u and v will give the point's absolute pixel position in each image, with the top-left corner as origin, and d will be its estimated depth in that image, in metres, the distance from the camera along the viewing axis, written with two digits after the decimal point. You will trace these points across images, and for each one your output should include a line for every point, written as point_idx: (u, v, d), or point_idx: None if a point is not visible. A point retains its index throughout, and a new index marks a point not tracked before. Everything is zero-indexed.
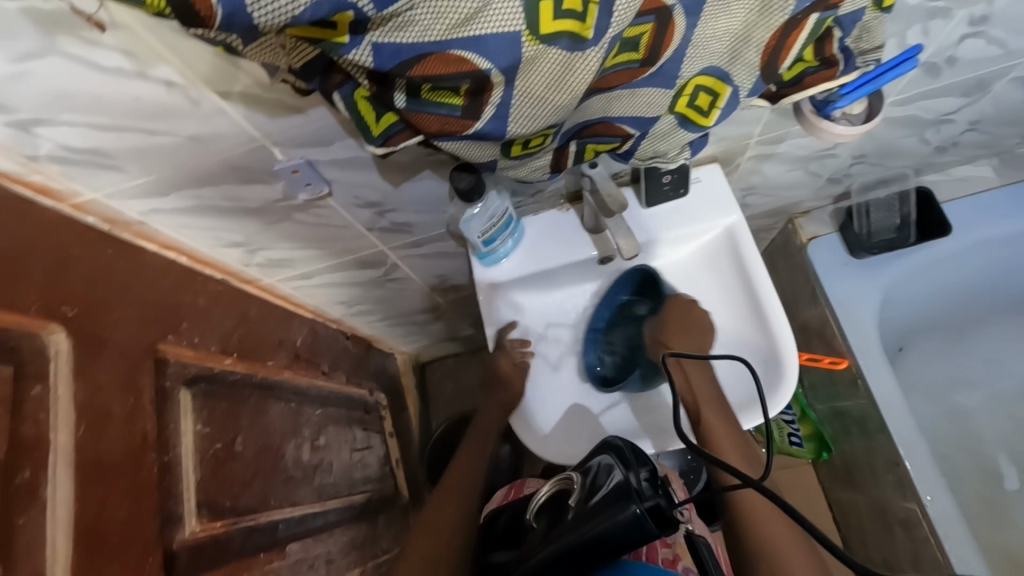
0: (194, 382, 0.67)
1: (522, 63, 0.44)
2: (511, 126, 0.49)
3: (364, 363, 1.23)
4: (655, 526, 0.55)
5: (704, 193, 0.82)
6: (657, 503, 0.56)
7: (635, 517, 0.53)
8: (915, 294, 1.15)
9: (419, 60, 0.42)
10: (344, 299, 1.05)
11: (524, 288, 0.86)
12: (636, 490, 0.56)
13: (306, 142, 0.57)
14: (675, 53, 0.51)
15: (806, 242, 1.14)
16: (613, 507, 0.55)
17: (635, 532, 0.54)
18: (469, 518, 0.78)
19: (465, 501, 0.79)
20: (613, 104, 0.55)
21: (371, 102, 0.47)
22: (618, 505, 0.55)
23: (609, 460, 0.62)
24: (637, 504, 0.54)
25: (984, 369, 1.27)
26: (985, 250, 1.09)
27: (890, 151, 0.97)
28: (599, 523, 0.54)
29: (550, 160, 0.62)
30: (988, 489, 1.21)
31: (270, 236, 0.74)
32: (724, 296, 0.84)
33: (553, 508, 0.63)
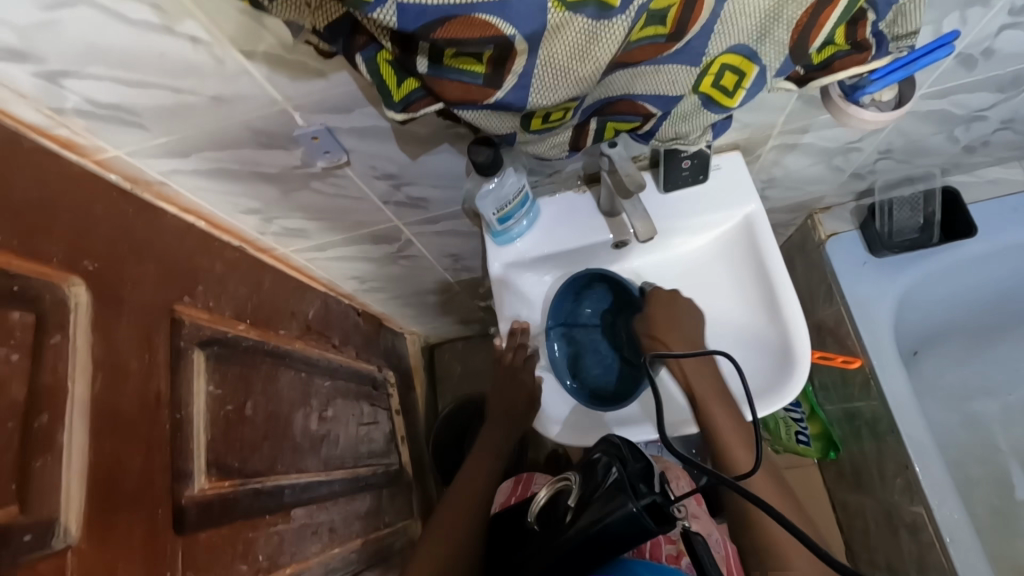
0: (208, 345, 0.68)
1: (547, 31, 0.44)
2: (533, 97, 0.49)
3: (374, 340, 1.24)
4: (655, 522, 0.55)
5: (724, 181, 0.81)
6: (652, 498, 0.55)
7: (632, 515, 0.54)
8: (935, 297, 1.12)
9: (442, 23, 0.41)
10: (357, 274, 1.05)
11: (537, 270, 0.86)
12: (630, 486, 0.56)
13: (327, 108, 0.57)
14: (702, 28, 0.49)
15: (825, 239, 1.12)
16: (609, 507, 0.55)
17: (632, 527, 0.55)
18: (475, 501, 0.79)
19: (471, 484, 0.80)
20: (637, 80, 0.54)
21: (393, 67, 0.47)
22: (614, 504, 0.55)
23: (606, 458, 0.61)
24: (631, 501, 0.54)
25: (1002, 378, 1.25)
26: (1011, 255, 1.07)
27: (918, 147, 0.95)
28: (597, 523, 0.55)
29: (570, 138, 0.61)
30: (999, 498, 1.19)
31: (287, 204, 0.75)
32: (736, 287, 0.83)
33: (551, 509, 0.65)
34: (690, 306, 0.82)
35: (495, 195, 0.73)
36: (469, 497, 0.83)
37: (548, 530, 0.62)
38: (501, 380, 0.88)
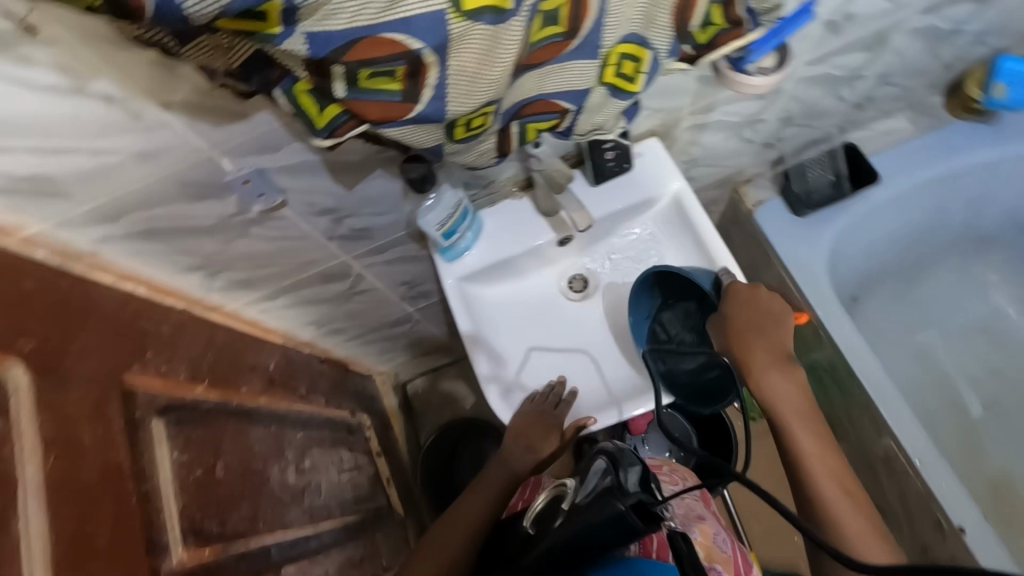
0: (166, 411, 0.66)
1: (451, 41, 0.47)
2: (451, 106, 0.52)
3: (342, 385, 1.22)
4: (641, 521, 0.52)
5: (648, 166, 0.86)
6: (641, 497, 0.52)
7: (617, 515, 0.51)
8: (862, 244, 1.21)
9: (351, 45, 0.44)
10: (315, 319, 1.04)
11: (490, 279, 0.88)
12: (618, 485, 0.53)
13: (255, 149, 0.58)
14: (594, 23, 0.54)
15: (753, 209, 1.20)
16: (597, 507, 0.53)
17: (619, 527, 0.52)
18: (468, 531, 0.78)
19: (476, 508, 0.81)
20: (546, 80, 0.58)
21: (312, 96, 0.48)
22: (601, 504, 0.52)
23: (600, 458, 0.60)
24: (619, 500, 0.51)
25: (938, 309, 1.35)
26: (916, 195, 1.17)
27: (814, 111, 1.04)
28: (583, 523, 0.53)
29: (495, 144, 0.64)
30: (956, 419, 1.28)
31: (229, 255, 0.74)
32: (682, 262, 0.87)
33: (548, 512, 0.64)
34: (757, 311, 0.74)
35: (437, 210, 0.75)
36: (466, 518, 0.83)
37: (540, 531, 0.62)
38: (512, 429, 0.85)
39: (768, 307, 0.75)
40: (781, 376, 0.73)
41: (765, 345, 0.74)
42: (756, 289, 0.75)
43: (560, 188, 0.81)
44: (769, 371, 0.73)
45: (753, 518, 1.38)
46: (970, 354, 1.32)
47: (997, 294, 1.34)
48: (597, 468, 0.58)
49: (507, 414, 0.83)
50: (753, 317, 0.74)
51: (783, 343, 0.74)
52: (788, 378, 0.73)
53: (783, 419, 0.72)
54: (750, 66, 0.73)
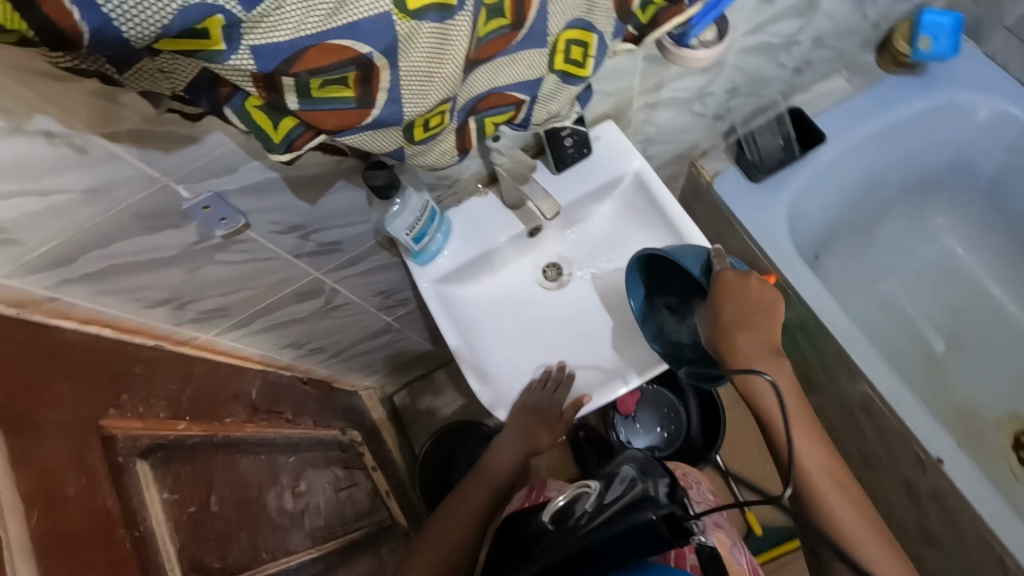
0: (150, 453, 0.64)
1: (399, 42, 0.47)
2: (407, 108, 0.51)
3: (327, 404, 1.20)
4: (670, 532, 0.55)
5: (607, 149, 0.88)
6: (671, 510, 0.56)
7: (649, 523, 0.53)
8: (818, 203, 1.26)
9: (299, 55, 0.44)
10: (293, 341, 1.03)
11: (465, 278, 0.88)
12: (650, 498, 0.56)
13: (211, 173, 0.57)
14: (538, 12, 0.54)
15: (711, 180, 1.23)
16: (628, 510, 0.55)
17: (647, 537, 0.54)
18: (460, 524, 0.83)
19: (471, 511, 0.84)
20: (497, 73, 0.59)
21: (265, 111, 0.48)
22: (632, 515, 0.54)
23: (630, 477, 0.64)
24: (652, 510, 0.54)
25: (895, 255, 1.41)
26: (862, 151, 1.23)
27: (757, 80, 1.08)
28: (614, 526, 0.54)
29: (455, 142, 0.64)
30: (923, 358, 1.35)
31: (196, 285, 0.72)
32: (652, 238, 0.89)
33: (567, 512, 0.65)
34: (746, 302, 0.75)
35: (404, 214, 0.75)
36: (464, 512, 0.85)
37: (559, 527, 0.63)
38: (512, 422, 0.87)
39: (760, 300, 0.76)
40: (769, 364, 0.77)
41: (751, 336, 0.76)
42: (747, 278, 0.75)
43: (525, 180, 0.81)
44: (756, 362, 0.76)
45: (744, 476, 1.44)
46: (928, 295, 1.39)
47: (947, 236, 1.41)
48: (627, 482, 0.62)
49: (498, 407, 0.84)
50: (746, 309, 0.76)
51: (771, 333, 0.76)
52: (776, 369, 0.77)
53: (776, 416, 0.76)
54: (693, 40, 0.76)
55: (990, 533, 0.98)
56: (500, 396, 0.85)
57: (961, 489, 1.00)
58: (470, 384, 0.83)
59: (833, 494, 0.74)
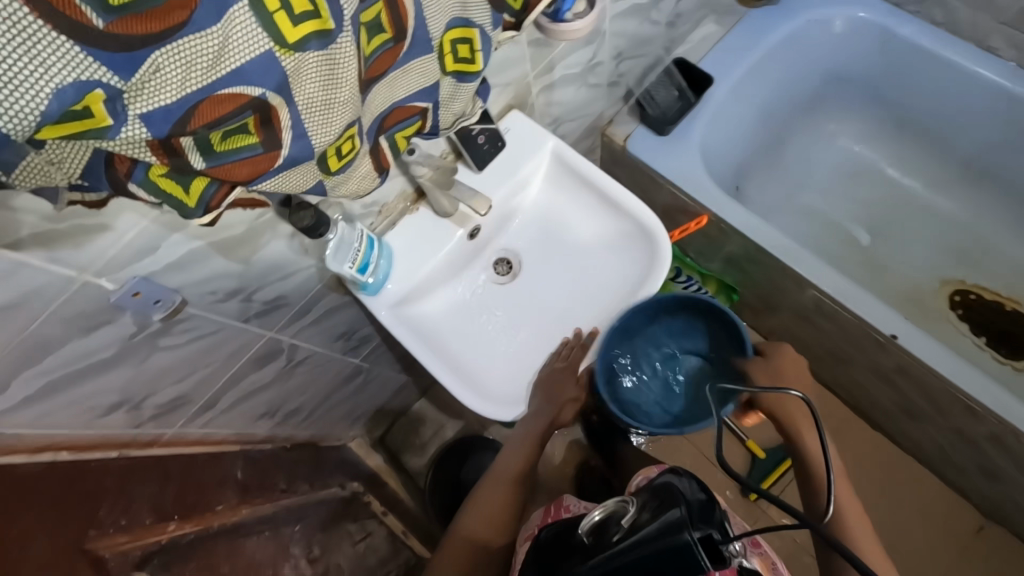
0: (145, 563, 0.64)
1: (289, 77, 0.47)
2: (315, 140, 0.52)
3: (318, 466, 1.17)
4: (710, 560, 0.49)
5: (519, 137, 0.90)
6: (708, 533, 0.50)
7: (683, 545, 0.48)
8: (725, 140, 1.33)
9: (191, 113, 0.43)
10: (266, 411, 1.00)
11: (419, 297, 0.88)
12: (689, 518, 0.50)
13: (132, 257, 0.55)
14: (416, 19, 0.56)
15: (624, 143, 1.28)
16: (661, 531, 0.50)
17: (684, 562, 0.48)
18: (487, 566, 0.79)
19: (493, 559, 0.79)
20: (394, 87, 0.60)
21: (172, 178, 0.47)
22: (668, 536, 0.49)
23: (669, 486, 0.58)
24: (687, 530, 0.49)
25: (804, 169, 1.52)
26: (749, 83, 1.32)
27: (638, 41, 1.14)
28: (650, 547, 0.49)
29: (372, 163, 0.66)
30: (856, 253, 1.45)
31: (148, 378, 0.69)
32: (585, 210, 0.92)
33: (604, 531, 0.60)
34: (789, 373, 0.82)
35: (342, 251, 0.74)
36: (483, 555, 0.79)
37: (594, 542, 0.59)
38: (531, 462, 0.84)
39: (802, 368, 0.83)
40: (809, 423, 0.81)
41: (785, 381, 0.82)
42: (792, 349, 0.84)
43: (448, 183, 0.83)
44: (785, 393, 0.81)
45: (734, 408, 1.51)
46: (842, 195, 1.51)
47: (843, 138, 1.53)
48: (662, 494, 0.56)
49: (486, 408, 0.84)
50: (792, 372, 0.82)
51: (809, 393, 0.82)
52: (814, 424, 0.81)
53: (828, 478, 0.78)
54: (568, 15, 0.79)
55: (953, 387, 1.07)
56: (494, 401, 0.85)
57: (920, 357, 1.08)
58: (461, 399, 0.83)
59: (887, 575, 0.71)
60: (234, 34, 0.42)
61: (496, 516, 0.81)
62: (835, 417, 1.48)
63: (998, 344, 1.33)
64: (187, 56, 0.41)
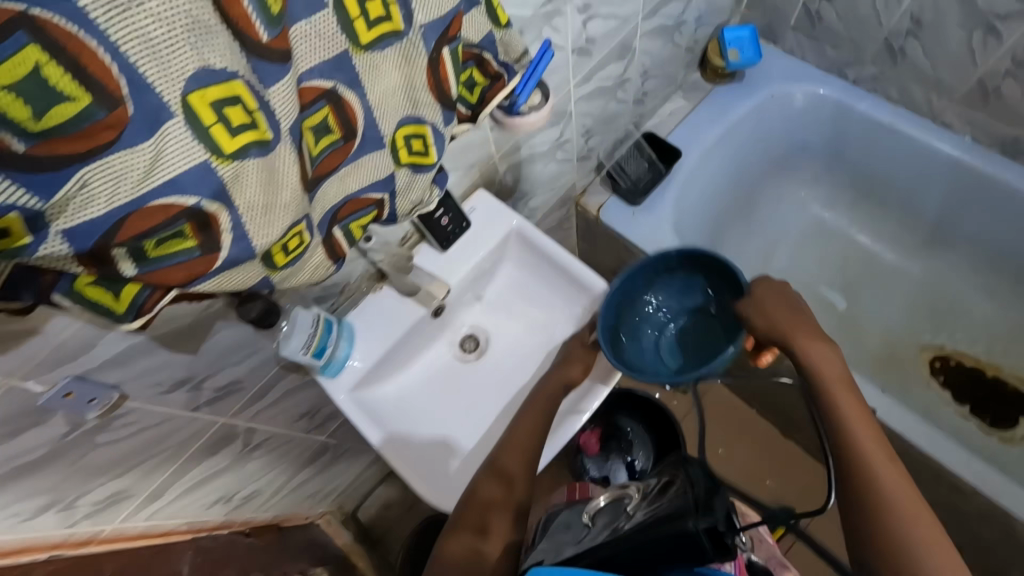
0: None
1: (227, 184, 0.47)
2: (257, 241, 0.51)
3: (279, 551, 1.10)
4: (711, 545, 0.55)
5: (483, 216, 0.91)
6: (717, 523, 0.56)
7: (688, 531, 0.55)
8: (696, 209, 1.35)
9: (120, 226, 0.42)
10: (222, 496, 0.95)
11: (382, 378, 0.87)
12: (698, 507, 0.57)
13: (65, 356, 0.54)
14: (366, 121, 0.57)
15: (598, 213, 1.31)
16: (665, 520, 0.57)
17: (690, 547, 0.55)
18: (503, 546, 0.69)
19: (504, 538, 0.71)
20: (347, 180, 0.61)
21: (100, 285, 0.45)
22: (670, 522, 0.56)
23: (680, 480, 0.65)
24: (692, 520, 0.55)
25: (776, 232, 1.54)
26: (717, 153, 1.36)
27: (606, 118, 1.18)
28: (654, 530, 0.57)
29: (325, 254, 0.65)
30: (833, 317, 1.46)
31: (82, 476, 0.65)
32: (551, 288, 0.92)
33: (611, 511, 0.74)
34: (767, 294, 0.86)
35: (295, 334, 0.73)
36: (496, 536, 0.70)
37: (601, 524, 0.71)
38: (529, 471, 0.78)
39: (794, 299, 0.85)
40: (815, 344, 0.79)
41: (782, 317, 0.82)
42: (784, 287, 0.85)
43: (406, 267, 0.80)
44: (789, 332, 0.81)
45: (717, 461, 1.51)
46: (815, 260, 1.53)
47: (811, 203, 1.56)
48: (672, 486, 0.65)
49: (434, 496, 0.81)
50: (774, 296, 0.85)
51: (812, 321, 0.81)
52: (818, 344, 0.79)
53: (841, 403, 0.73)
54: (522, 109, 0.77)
55: (937, 462, 1.04)
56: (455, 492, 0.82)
57: (901, 429, 1.06)
58: (419, 492, 0.80)
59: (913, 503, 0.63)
60: (167, 146, 0.42)
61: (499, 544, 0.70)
62: (816, 486, 1.45)
63: (982, 412, 1.31)
64: (116, 172, 0.41)
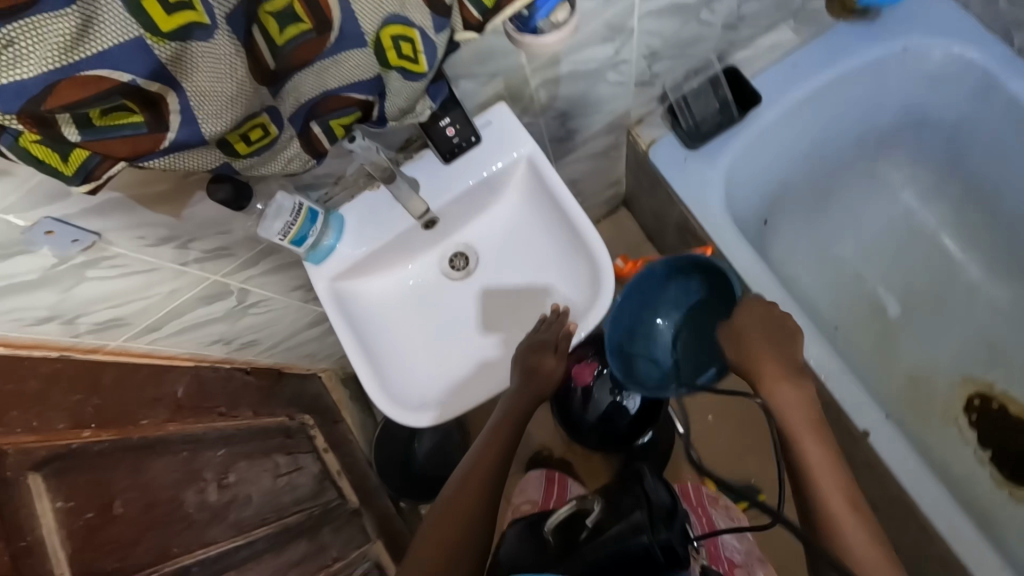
0: (45, 465, 0.66)
1: (167, 65, 0.44)
2: (206, 128, 0.49)
3: (273, 392, 1.24)
4: (666, 558, 0.68)
5: (495, 134, 0.85)
6: (670, 541, 0.68)
7: (646, 547, 0.68)
8: (758, 170, 1.19)
9: (50, 91, 0.41)
10: (221, 338, 1.05)
11: (364, 276, 0.89)
12: (651, 525, 0.70)
13: (40, 199, 0.57)
14: (342, 12, 0.52)
15: (647, 148, 1.18)
16: (623, 538, 0.71)
17: (646, 558, 0.69)
18: (471, 525, 0.69)
19: (478, 517, 0.70)
20: (324, 76, 0.56)
21: (46, 145, 0.45)
22: (631, 539, 0.70)
23: (631, 494, 0.80)
24: (646, 536, 0.69)
25: (851, 215, 1.35)
26: (809, 109, 1.15)
27: (680, 41, 1.02)
28: (615, 545, 0.71)
29: (303, 147, 0.62)
30: (878, 323, 1.31)
31: (80, 300, 0.73)
32: (550, 229, 0.89)
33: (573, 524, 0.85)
34: (776, 321, 0.79)
35: (272, 220, 0.74)
36: (462, 528, 0.69)
37: (568, 545, 0.81)
38: (497, 458, 0.77)
39: (777, 321, 0.79)
40: (781, 381, 0.74)
41: (770, 359, 0.75)
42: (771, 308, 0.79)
43: (385, 178, 0.78)
44: (765, 376, 0.74)
45: (700, 429, 1.49)
46: (885, 256, 1.34)
47: (904, 191, 1.34)
48: (625, 499, 0.80)
49: (383, 401, 0.82)
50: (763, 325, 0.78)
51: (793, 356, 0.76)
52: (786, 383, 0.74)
53: (792, 430, 0.72)
54: (539, 25, 0.71)
55: (914, 503, 0.98)
56: (402, 404, 0.84)
57: (888, 461, 0.99)
58: (368, 393, 0.82)
59: (852, 522, 0.66)
60: (97, 16, 0.41)
61: (475, 514, 0.70)
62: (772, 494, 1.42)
63: (1002, 462, 1.19)
64: (42, 34, 0.39)
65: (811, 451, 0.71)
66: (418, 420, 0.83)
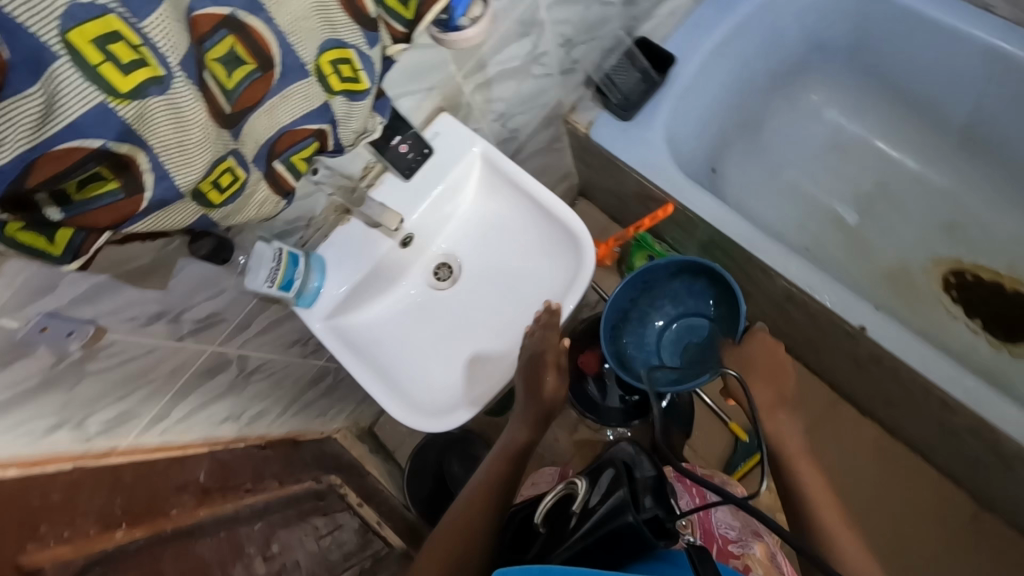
0: (88, 571, 0.63)
1: (132, 124, 0.47)
2: (179, 180, 0.52)
3: (295, 459, 1.21)
4: (655, 535, 0.65)
5: (445, 142, 0.90)
6: (653, 514, 0.66)
7: (633, 524, 0.63)
8: (692, 125, 1.27)
9: (28, 170, 0.43)
10: (229, 415, 1.05)
11: (359, 306, 0.91)
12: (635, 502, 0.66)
13: (29, 296, 0.59)
14: (281, 47, 0.56)
15: (587, 131, 1.24)
16: (607, 518, 0.65)
17: (633, 536, 0.64)
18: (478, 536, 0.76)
19: (483, 520, 0.77)
20: (275, 113, 0.60)
21: (32, 229, 0.47)
22: (617, 519, 0.64)
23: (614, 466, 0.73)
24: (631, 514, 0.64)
25: (788, 144, 1.44)
26: (719, 58, 1.24)
27: (589, 25, 1.09)
28: (598, 530, 0.65)
29: (270, 188, 0.65)
30: (842, 234, 1.38)
31: (85, 399, 0.73)
32: (523, 215, 0.92)
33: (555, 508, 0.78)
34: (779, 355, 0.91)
35: (257, 268, 0.76)
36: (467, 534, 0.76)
37: (550, 531, 0.73)
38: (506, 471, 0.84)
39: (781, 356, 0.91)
40: (774, 402, 0.86)
41: (764, 385, 0.88)
42: (776, 344, 0.92)
43: (355, 203, 0.86)
44: (761, 396, 0.87)
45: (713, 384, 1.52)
46: (831, 172, 1.42)
47: (827, 110, 1.44)
48: (609, 471, 0.72)
49: (399, 411, 0.83)
50: (764, 361, 0.90)
51: (785, 385, 0.88)
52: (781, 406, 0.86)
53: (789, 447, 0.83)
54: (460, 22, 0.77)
55: (928, 380, 1.02)
56: (419, 412, 0.85)
57: (891, 348, 1.04)
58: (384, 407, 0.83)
59: (840, 527, 0.75)
60: (59, 89, 0.42)
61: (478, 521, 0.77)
62: None
63: (993, 327, 1.26)
64: (11, 117, 0.41)
65: (803, 461, 0.81)
66: (438, 423, 0.84)
